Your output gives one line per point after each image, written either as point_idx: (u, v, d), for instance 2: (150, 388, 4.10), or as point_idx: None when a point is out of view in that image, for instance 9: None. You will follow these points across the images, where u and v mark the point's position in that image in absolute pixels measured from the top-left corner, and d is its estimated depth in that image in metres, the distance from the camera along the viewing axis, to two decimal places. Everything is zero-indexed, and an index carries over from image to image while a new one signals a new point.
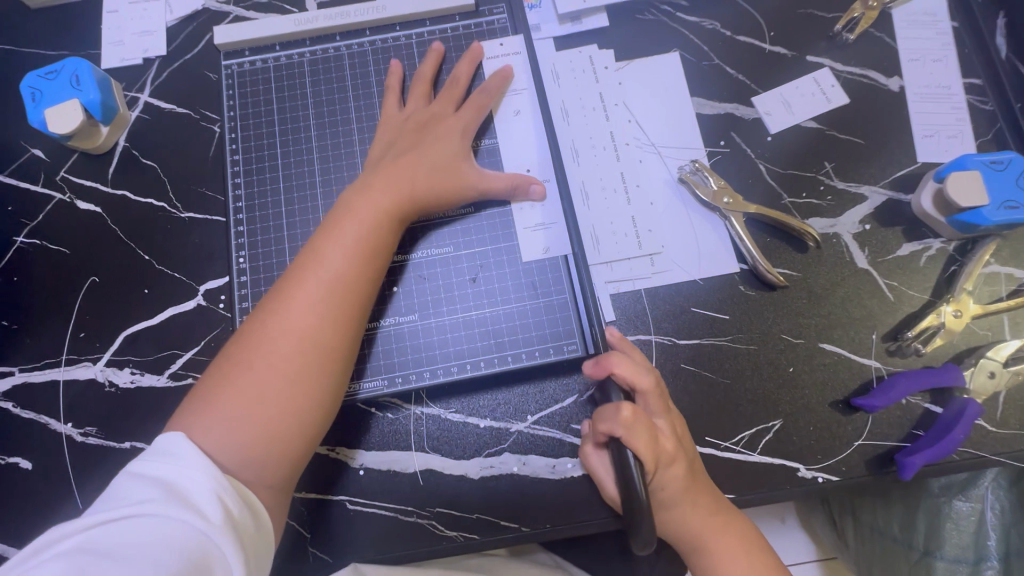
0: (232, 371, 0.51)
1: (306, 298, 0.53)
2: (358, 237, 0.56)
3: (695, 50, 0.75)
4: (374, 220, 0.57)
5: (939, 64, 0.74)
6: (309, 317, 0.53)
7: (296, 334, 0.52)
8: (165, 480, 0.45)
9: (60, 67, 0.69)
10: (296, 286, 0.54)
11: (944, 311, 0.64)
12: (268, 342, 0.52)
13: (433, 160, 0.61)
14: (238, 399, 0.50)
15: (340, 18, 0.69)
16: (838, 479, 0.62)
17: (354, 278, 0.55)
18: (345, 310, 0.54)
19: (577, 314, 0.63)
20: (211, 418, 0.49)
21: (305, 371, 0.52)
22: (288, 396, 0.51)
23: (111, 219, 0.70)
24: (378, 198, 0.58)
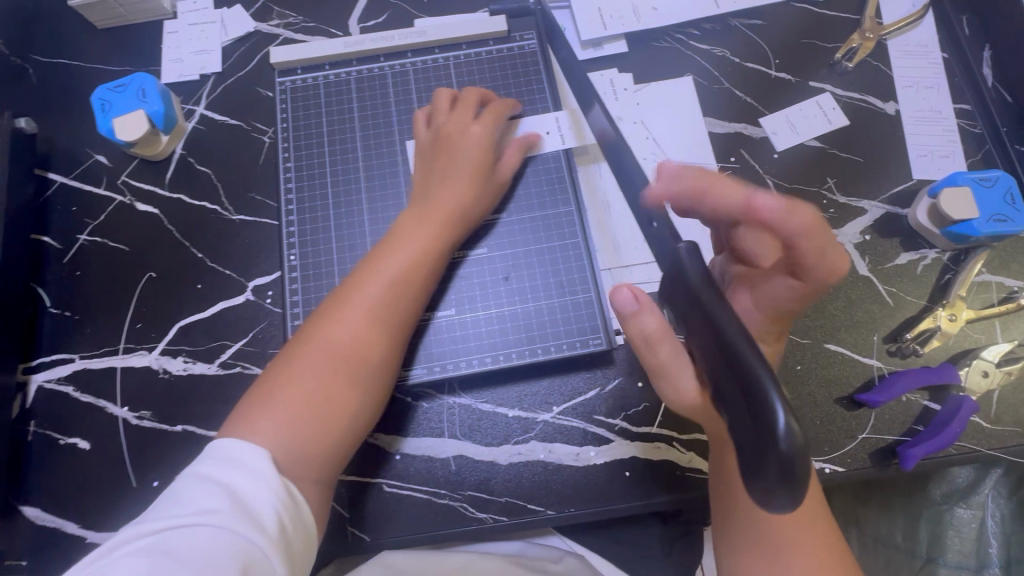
0: (283, 384, 0.53)
1: (361, 306, 0.57)
2: (430, 251, 0.62)
3: (708, 75, 0.81)
4: (401, 237, 0.62)
5: (931, 90, 0.80)
6: (355, 334, 0.57)
7: (346, 351, 0.56)
8: (226, 487, 0.46)
9: (128, 81, 0.76)
10: (345, 298, 0.58)
11: (939, 315, 0.69)
12: (326, 352, 0.55)
13: (469, 178, 0.64)
14: (293, 412, 0.52)
15: (385, 41, 0.76)
16: (844, 469, 0.66)
17: (406, 287, 0.60)
18: (397, 315, 0.59)
19: (601, 312, 0.67)
20: (266, 424, 0.51)
21: (353, 385, 0.56)
22: (345, 392, 0.55)
23: (168, 219, 0.76)
24: (436, 224, 0.63)
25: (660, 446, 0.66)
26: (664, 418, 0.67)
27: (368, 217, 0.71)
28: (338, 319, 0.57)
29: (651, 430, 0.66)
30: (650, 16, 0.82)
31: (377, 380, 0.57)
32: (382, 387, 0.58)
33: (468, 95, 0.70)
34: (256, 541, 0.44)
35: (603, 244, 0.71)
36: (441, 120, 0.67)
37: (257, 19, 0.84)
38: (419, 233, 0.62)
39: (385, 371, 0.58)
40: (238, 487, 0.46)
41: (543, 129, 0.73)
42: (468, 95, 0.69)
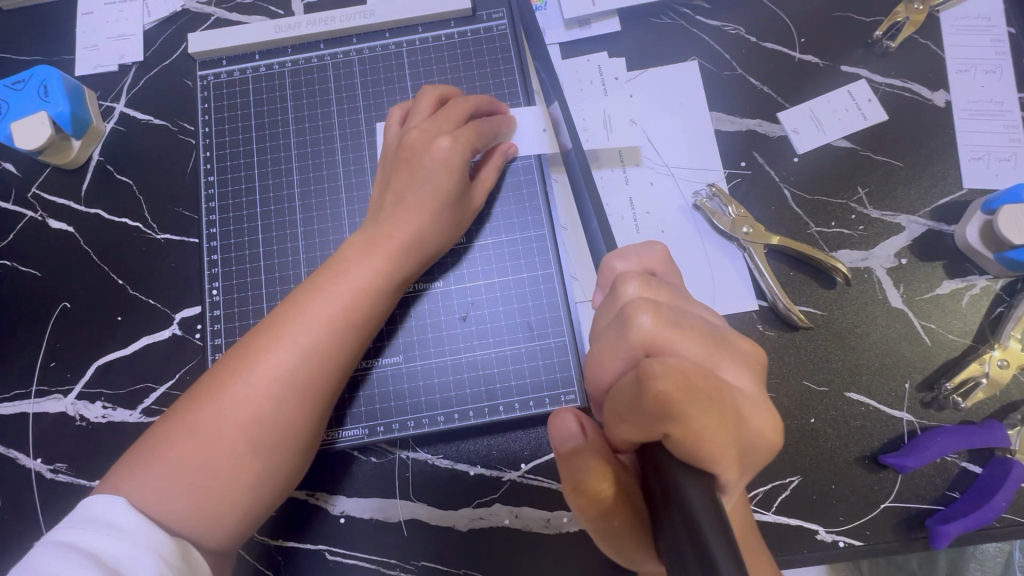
0: (167, 446, 0.44)
1: (274, 360, 0.46)
2: (368, 296, 0.50)
3: (716, 59, 0.67)
4: (338, 271, 0.50)
5: (991, 76, 0.66)
6: (261, 393, 0.46)
7: (244, 414, 0.45)
8: (98, 553, 0.38)
9: (28, 75, 0.64)
10: (261, 343, 0.47)
11: (989, 359, 0.57)
12: (224, 414, 0.45)
13: (428, 202, 0.51)
14: (174, 482, 0.43)
15: (325, 24, 0.63)
16: (861, 543, 0.56)
17: (332, 339, 0.48)
18: (321, 377, 0.48)
19: (577, 358, 0.56)
20: (138, 491, 0.43)
21: (255, 455, 0.45)
22: (244, 466, 0.45)
23: (84, 239, 0.66)
24: (374, 261, 0.50)
25: None
26: None
27: (304, 242, 0.60)
28: (249, 373, 0.46)
29: None
30: None
31: (288, 453, 0.47)
32: (291, 459, 0.48)
33: (458, 98, 0.55)
34: None
35: (582, 272, 0.60)
36: (413, 125, 0.54)
37: None
38: (358, 268, 0.49)
39: (299, 440, 0.48)
40: (110, 553, 0.38)
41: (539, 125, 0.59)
42: (457, 101, 0.55)
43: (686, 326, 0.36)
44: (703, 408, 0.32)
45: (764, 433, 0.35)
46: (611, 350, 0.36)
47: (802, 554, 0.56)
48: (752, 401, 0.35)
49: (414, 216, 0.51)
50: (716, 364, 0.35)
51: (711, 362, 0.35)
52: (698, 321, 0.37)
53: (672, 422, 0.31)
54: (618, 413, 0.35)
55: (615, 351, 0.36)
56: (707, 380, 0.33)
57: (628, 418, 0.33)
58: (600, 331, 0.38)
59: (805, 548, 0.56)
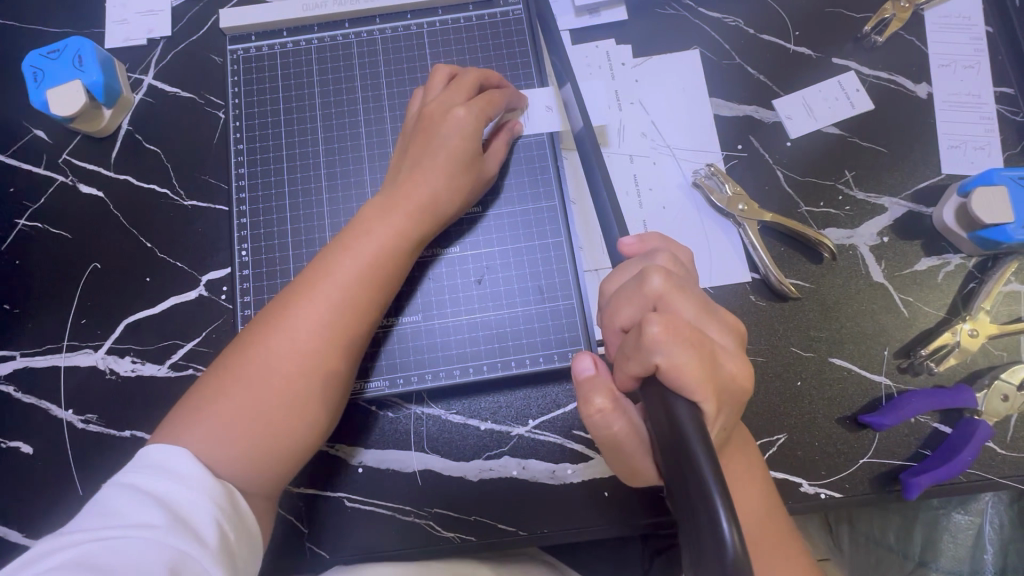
0: (215, 394, 0.48)
1: (307, 314, 0.50)
2: (395, 254, 0.53)
3: (716, 48, 0.72)
4: (366, 235, 0.53)
5: (970, 71, 0.71)
6: (303, 344, 0.49)
7: (290, 361, 0.49)
8: (155, 495, 0.41)
9: (63, 45, 0.67)
10: (295, 298, 0.51)
11: (960, 330, 0.62)
12: (268, 365, 0.49)
13: (445, 168, 0.55)
14: (224, 427, 0.47)
15: (351, 4, 0.66)
16: (840, 496, 0.61)
17: (362, 295, 0.52)
18: (353, 328, 0.51)
19: (583, 320, 0.60)
20: (190, 437, 0.46)
21: (298, 399, 0.49)
22: (290, 415, 0.49)
23: (113, 203, 0.69)
24: (398, 224, 0.54)
25: None
26: None
27: (329, 209, 0.64)
28: (287, 328, 0.50)
29: None
30: None
31: (326, 399, 0.51)
32: (330, 405, 0.51)
33: (465, 71, 0.59)
34: (195, 548, 0.40)
35: (589, 241, 0.64)
36: (430, 98, 0.57)
37: None
38: (381, 231, 0.53)
39: (335, 386, 0.51)
40: (171, 499, 0.42)
41: None
42: (467, 73, 0.58)
43: (685, 290, 0.43)
44: (688, 349, 0.39)
45: (735, 377, 0.42)
46: (626, 301, 0.44)
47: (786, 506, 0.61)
48: (729, 351, 0.43)
49: (431, 178, 0.55)
50: (702, 323, 0.43)
51: (699, 322, 0.42)
52: (698, 291, 0.44)
53: (662, 355, 0.39)
54: (625, 352, 0.42)
55: (629, 301, 0.44)
56: (691, 330, 0.40)
57: (634, 355, 0.41)
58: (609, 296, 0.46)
59: (790, 500, 0.61)
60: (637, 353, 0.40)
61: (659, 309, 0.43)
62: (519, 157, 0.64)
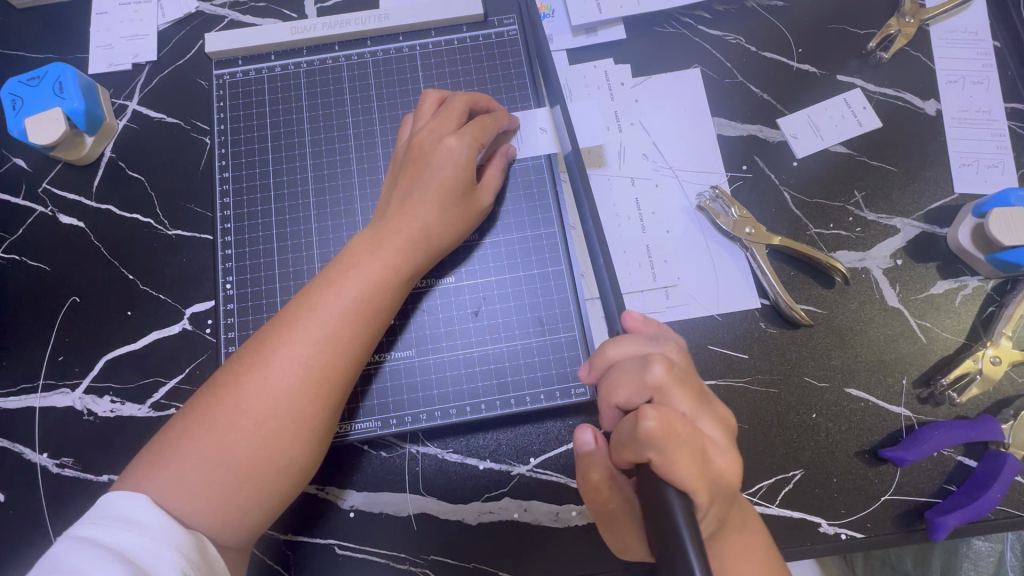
0: (186, 439, 0.45)
1: (287, 352, 0.47)
2: (381, 286, 0.50)
3: (718, 67, 0.70)
4: (353, 268, 0.50)
5: (979, 86, 0.69)
6: (282, 385, 0.46)
7: (268, 403, 0.46)
8: (116, 549, 0.38)
9: (44, 72, 0.65)
10: (277, 335, 0.48)
11: (981, 357, 0.59)
12: (243, 409, 0.45)
13: (437, 199, 0.52)
14: (192, 477, 0.43)
15: (341, 27, 0.64)
16: (862, 536, 0.57)
17: (345, 332, 0.48)
18: (337, 366, 0.48)
19: (586, 353, 0.57)
20: (157, 487, 0.43)
21: (274, 446, 0.46)
22: (263, 462, 0.45)
23: (94, 234, 0.66)
24: (386, 256, 0.51)
25: None
26: None
27: (318, 238, 0.61)
28: (267, 365, 0.47)
29: None
30: None
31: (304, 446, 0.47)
32: (308, 454, 0.47)
33: (455, 96, 0.57)
34: None
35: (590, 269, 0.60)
36: (419, 126, 0.55)
37: None
38: (369, 264, 0.50)
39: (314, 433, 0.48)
40: (131, 550, 0.38)
41: None
42: (456, 99, 0.56)
43: (683, 381, 0.43)
44: (681, 446, 0.38)
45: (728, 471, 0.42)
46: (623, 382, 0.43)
47: (805, 548, 0.57)
48: (723, 447, 0.42)
49: (421, 211, 0.52)
50: (695, 415, 0.42)
51: (695, 415, 0.42)
52: (697, 382, 0.44)
53: (656, 450, 0.38)
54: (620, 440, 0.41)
55: (627, 382, 0.43)
56: (686, 424, 0.40)
57: (628, 444, 0.40)
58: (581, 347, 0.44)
59: (808, 541, 0.57)
60: (632, 444, 0.40)
61: (656, 399, 0.42)
62: (516, 181, 0.61)
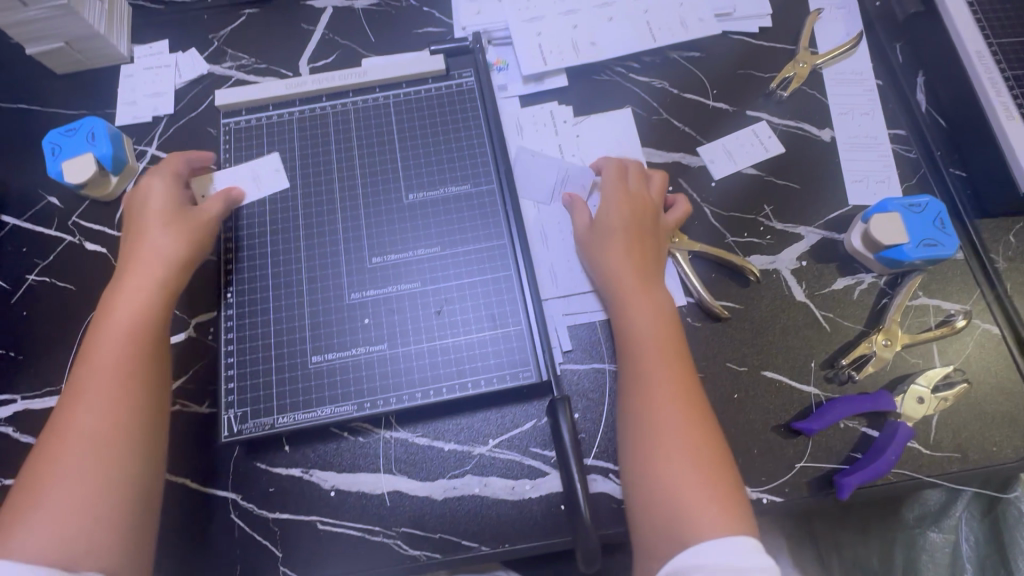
0: (43, 484, 0.53)
1: (95, 396, 0.57)
2: (124, 351, 0.60)
3: (646, 106, 0.83)
4: (118, 312, 0.62)
5: (866, 117, 0.82)
6: (89, 419, 0.56)
7: (80, 435, 0.55)
8: None
9: (79, 125, 0.77)
10: (82, 389, 0.58)
11: (875, 340, 0.69)
12: (66, 448, 0.55)
13: (174, 230, 0.67)
14: (48, 514, 0.52)
15: (328, 82, 0.78)
16: (782, 500, 0.65)
17: (99, 385, 0.58)
18: (110, 391, 0.58)
19: (532, 343, 0.67)
20: (31, 527, 0.51)
21: (98, 470, 0.54)
22: (89, 506, 0.53)
23: (115, 258, 0.77)
24: (135, 300, 0.63)
25: (596, 478, 0.66)
26: (599, 450, 0.67)
27: (304, 252, 0.71)
28: (73, 415, 0.57)
29: (588, 462, 0.67)
30: (588, 51, 0.84)
31: (118, 483, 0.55)
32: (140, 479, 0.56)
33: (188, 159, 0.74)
34: None
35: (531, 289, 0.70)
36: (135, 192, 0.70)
37: (211, 61, 0.88)
38: (124, 308, 0.62)
39: (130, 472, 0.56)
40: None
41: (460, 167, 0.75)
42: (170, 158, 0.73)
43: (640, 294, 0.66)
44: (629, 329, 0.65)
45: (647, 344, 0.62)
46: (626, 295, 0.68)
47: None
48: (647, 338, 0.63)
49: (149, 246, 0.66)
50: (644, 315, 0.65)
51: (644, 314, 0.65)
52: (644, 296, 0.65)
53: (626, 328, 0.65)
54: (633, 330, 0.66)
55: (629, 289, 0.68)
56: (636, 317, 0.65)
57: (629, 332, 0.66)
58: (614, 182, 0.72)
59: None
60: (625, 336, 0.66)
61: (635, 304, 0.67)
62: (473, 203, 0.73)
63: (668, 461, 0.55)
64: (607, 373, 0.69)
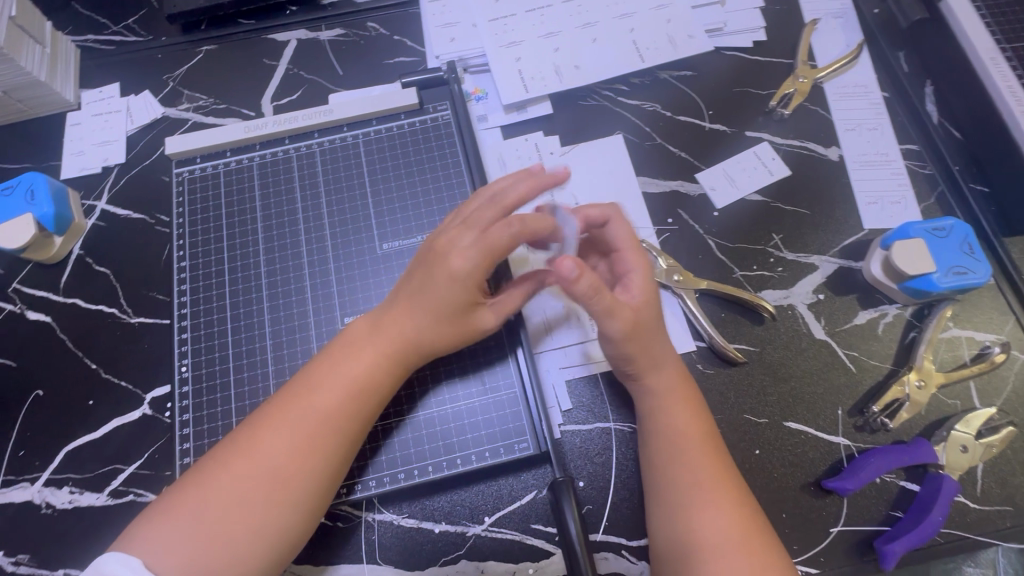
0: (194, 491, 0.48)
1: (287, 416, 0.50)
2: (355, 375, 0.52)
3: (638, 132, 0.77)
4: (365, 341, 0.54)
5: (875, 132, 0.76)
6: (278, 448, 0.49)
7: (261, 461, 0.48)
8: None
9: (15, 182, 0.70)
10: (277, 404, 0.51)
11: (907, 382, 0.62)
12: (232, 468, 0.48)
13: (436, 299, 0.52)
14: (189, 531, 0.46)
15: (290, 123, 0.71)
16: (818, 571, 0.58)
17: (318, 419, 0.50)
18: (326, 424, 0.50)
19: (528, 408, 0.60)
20: (160, 539, 0.46)
21: (264, 504, 0.47)
22: (254, 525, 0.47)
23: (61, 328, 0.70)
24: (363, 337, 0.54)
25: (607, 556, 0.59)
26: (609, 523, 0.60)
27: (269, 316, 0.64)
28: (263, 435, 0.49)
29: (597, 538, 0.59)
30: (573, 75, 0.78)
31: (287, 517, 0.48)
32: (298, 517, 0.49)
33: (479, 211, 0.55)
34: None
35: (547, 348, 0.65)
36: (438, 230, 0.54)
37: (166, 104, 0.82)
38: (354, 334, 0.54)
39: (301, 504, 0.49)
40: None
41: (439, 211, 0.69)
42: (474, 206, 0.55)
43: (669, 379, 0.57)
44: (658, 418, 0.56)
45: (683, 439, 0.55)
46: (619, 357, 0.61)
47: None
48: (681, 427, 0.55)
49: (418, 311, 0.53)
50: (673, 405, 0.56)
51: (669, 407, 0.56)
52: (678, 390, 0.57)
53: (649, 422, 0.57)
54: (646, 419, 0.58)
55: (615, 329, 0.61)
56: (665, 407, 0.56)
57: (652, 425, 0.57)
58: (620, 238, 0.57)
59: None
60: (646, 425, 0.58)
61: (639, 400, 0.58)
62: None
63: (697, 520, 0.51)
64: (613, 433, 0.62)
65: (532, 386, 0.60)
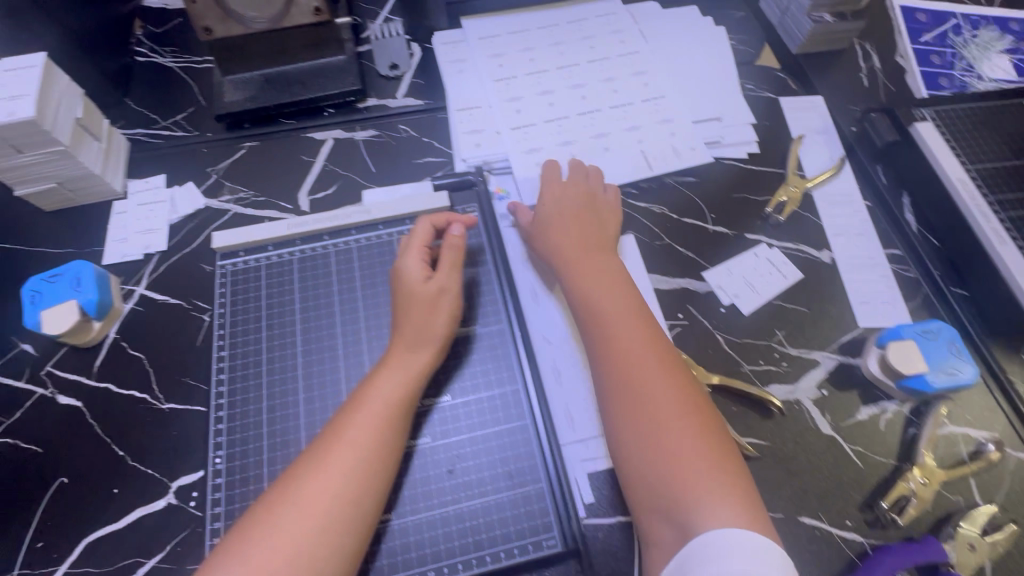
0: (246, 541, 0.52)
1: (334, 463, 0.56)
2: (389, 419, 0.59)
3: (649, 233, 0.84)
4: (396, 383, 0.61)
5: (862, 238, 0.84)
6: (324, 495, 0.54)
7: (308, 508, 0.53)
8: None
9: (64, 271, 0.74)
10: (319, 451, 0.57)
11: (912, 479, 0.65)
12: (281, 514, 0.53)
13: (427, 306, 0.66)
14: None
15: (331, 221, 0.77)
16: None
17: (353, 462, 0.56)
18: (369, 469, 0.56)
19: (554, 503, 0.63)
20: None
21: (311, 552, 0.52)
22: (300, 563, 0.51)
23: (90, 413, 0.71)
24: (394, 378, 0.62)
25: None
26: None
27: (304, 406, 0.67)
28: (307, 480, 0.55)
29: None
30: None
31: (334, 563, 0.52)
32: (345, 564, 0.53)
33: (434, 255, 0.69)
34: None
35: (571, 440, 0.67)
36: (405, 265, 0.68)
37: (208, 195, 0.87)
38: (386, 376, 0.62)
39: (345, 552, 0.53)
40: None
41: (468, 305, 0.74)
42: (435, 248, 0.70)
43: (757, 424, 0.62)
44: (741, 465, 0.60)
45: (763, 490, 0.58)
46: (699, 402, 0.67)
47: None
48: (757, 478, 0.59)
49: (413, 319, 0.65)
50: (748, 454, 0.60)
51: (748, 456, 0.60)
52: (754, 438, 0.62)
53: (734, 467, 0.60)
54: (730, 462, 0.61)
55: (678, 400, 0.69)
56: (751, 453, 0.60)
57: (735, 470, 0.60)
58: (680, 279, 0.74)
59: None
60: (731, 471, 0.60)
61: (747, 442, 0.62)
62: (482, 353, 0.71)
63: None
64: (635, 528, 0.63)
65: (559, 481, 0.64)
